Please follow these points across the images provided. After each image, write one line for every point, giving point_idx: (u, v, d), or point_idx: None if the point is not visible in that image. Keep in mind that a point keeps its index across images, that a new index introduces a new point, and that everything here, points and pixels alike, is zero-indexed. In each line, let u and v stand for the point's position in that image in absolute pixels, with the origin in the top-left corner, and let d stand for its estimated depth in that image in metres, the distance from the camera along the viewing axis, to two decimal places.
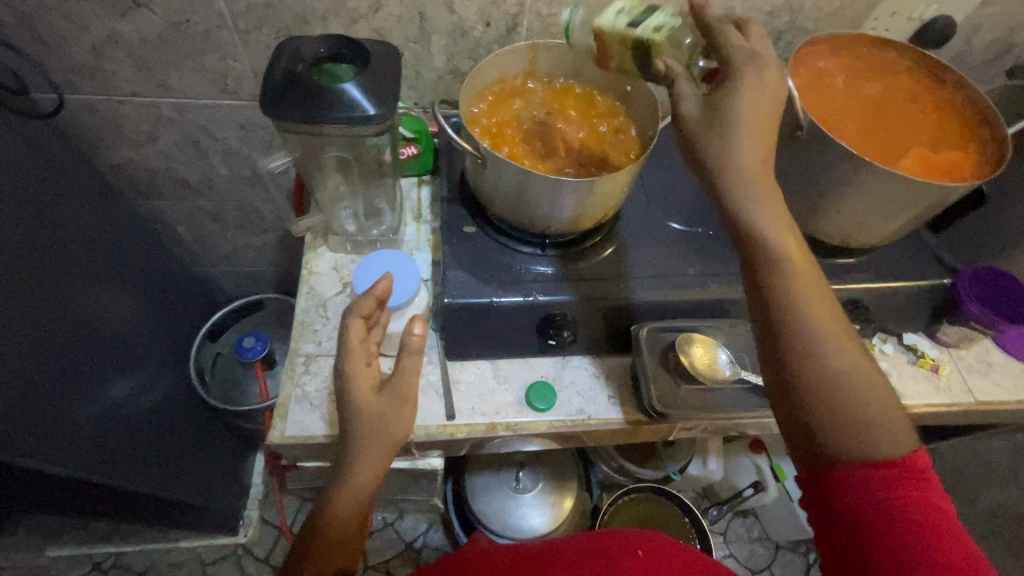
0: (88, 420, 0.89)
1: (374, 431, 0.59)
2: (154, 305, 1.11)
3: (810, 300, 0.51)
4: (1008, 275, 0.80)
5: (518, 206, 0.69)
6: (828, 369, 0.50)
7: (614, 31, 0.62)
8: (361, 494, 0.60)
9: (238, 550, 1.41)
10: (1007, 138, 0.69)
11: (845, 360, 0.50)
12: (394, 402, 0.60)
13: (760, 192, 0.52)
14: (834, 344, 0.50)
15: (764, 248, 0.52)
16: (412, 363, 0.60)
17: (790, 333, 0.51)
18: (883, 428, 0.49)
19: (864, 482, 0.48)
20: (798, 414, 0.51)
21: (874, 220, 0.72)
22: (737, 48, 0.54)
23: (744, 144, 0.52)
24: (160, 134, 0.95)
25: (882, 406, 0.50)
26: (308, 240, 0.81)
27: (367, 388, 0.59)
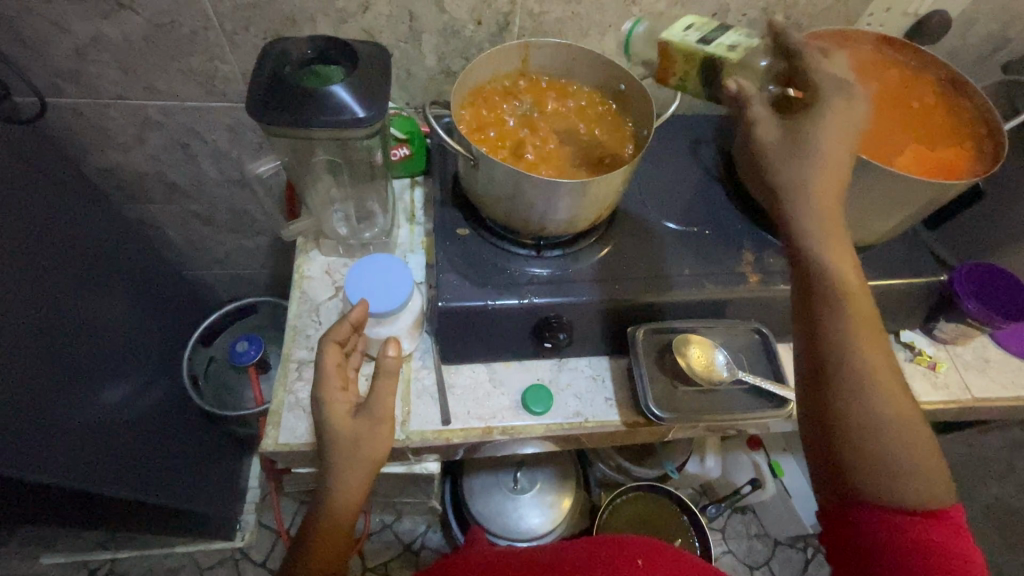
0: (79, 429, 0.88)
1: (353, 450, 0.59)
2: (145, 310, 1.10)
3: (865, 339, 0.52)
4: (1003, 270, 0.80)
5: (512, 208, 0.69)
6: (874, 408, 0.51)
7: (683, 46, 0.63)
8: (346, 511, 0.60)
9: (234, 555, 1.40)
10: (1003, 134, 0.68)
11: (892, 403, 0.52)
12: (370, 423, 0.60)
13: (827, 224, 0.54)
14: (883, 386, 0.52)
15: (826, 280, 0.53)
16: (387, 385, 0.61)
17: (845, 365, 0.52)
18: (913, 474, 0.51)
19: (888, 523, 0.50)
20: (836, 445, 0.52)
21: (870, 218, 0.71)
22: (828, 77, 0.55)
23: (811, 176, 0.53)
24: (148, 137, 0.93)
25: (916, 453, 0.51)
26: (299, 244, 0.80)
27: (344, 411, 0.60)
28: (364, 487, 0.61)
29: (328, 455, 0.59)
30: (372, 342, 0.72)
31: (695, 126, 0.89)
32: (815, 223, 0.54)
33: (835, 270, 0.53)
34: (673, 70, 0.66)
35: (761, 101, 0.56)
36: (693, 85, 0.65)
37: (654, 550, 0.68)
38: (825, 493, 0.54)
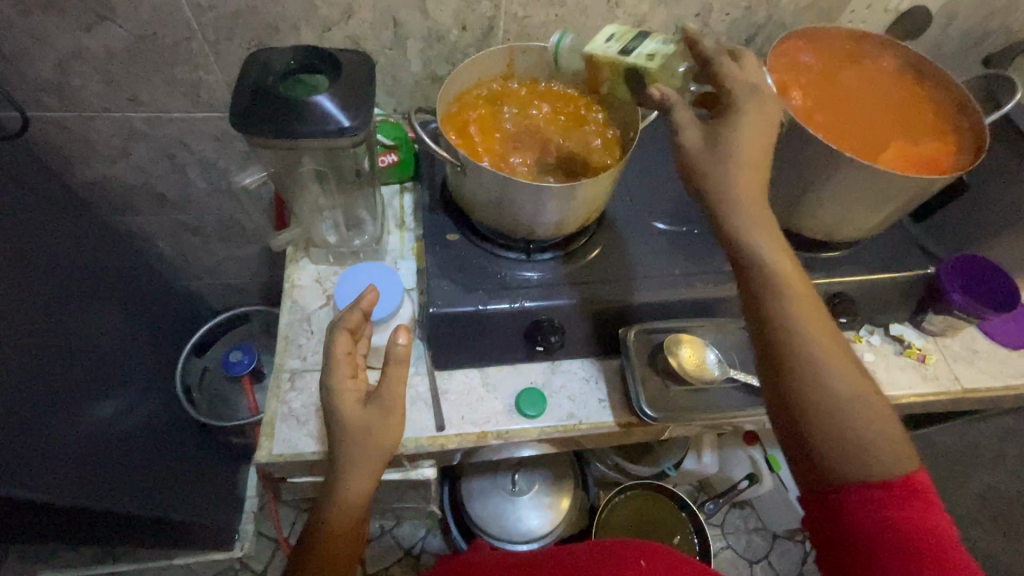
0: (71, 444, 0.87)
1: (362, 438, 0.58)
2: (136, 322, 1.09)
3: (807, 325, 0.53)
4: (987, 261, 0.81)
5: (501, 212, 0.69)
6: (827, 392, 0.51)
7: (607, 57, 0.64)
8: (355, 507, 0.59)
9: (234, 565, 1.41)
10: (985, 127, 0.68)
11: (845, 385, 0.52)
12: (380, 413, 0.59)
13: (755, 219, 0.54)
14: (834, 363, 0.52)
15: (761, 277, 0.54)
16: (397, 373, 0.60)
17: (784, 358, 0.53)
18: (885, 446, 0.50)
19: (864, 504, 0.49)
20: (799, 433, 0.52)
21: (856, 214, 0.72)
22: (733, 81, 0.56)
23: (737, 174, 0.54)
24: (134, 148, 0.93)
25: (882, 427, 0.51)
26: (289, 253, 0.80)
27: (354, 399, 0.59)
28: (374, 479, 0.60)
29: (339, 442, 0.58)
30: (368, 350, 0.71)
31: None
32: (748, 220, 0.54)
33: (769, 265, 0.54)
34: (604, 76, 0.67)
35: (684, 105, 0.56)
36: (625, 88, 0.67)
37: (655, 552, 0.68)
38: (806, 481, 0.53)
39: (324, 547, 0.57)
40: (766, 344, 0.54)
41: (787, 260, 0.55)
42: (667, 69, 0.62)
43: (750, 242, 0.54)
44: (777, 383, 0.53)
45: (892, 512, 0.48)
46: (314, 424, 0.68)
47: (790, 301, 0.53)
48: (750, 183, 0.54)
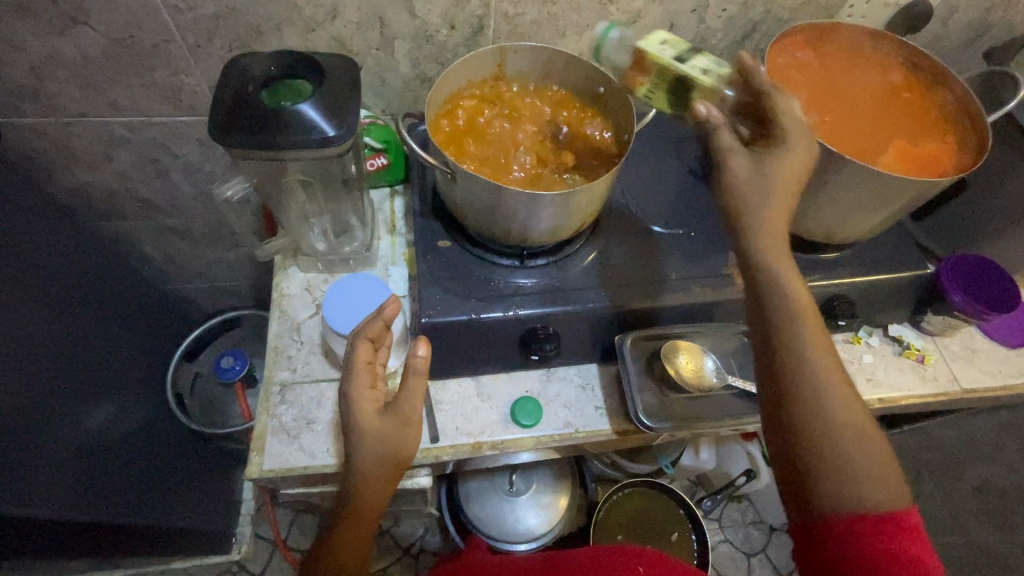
0: (64, 455, 0.86)
1: (379, 449, 0.57)
2: (124, 330, 1.07)
3: (823, 357, 0.52)
4: (987, 260, 0.79)
5: (495, 219, 0.67)
6: (833, 425, 0.51)
7: (657, 61, 0.61)
8: (368, 511, 0.60)
9: (233, 567, 1.42)
10: (987, 126, 0.66)
11: (851, 422, 0.51)
12: (396, 424, 0.57)
13: (778, 248, 0.54)
14: (839, 398, 0.52)
15: (780, 303, 0.53)
16: (415, 385, 0.57)
17: (795, 390, 0.52)
18: (876, 482, 0.50)
19: (845, 533, 0.49)
20: (795, 460, 0.52)
21: (858, 215, 0.70)
22: (789, 117, 0.54)
23: (766, 203, 0.53)
24: (116, 154, 0.90)
25: (878, 463, 0.51)
26: (277, 261, 0.78)
27: (371, 408, 0.57)
28: (388, 485, 0.59)
29: (353, 454, 0.57)
30: None
31: (678, 125, 0.88)
32: (776, 249, 0.53)
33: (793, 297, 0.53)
34: (642, 81, 0.64)
35: (729, 130, 0.54)
36: (661, 98, 0.63)
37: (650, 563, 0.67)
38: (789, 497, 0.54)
39: (340, 547, 0.60)
40: (776, 373, 0.53)
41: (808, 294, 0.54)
42: (716, 91, 0.59)
43: (774, 268, 0.53)
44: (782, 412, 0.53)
45: (870, 538, 0.49)
46: (305, 438, 0.67)
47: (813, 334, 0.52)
48: (779, 213, 0.53)
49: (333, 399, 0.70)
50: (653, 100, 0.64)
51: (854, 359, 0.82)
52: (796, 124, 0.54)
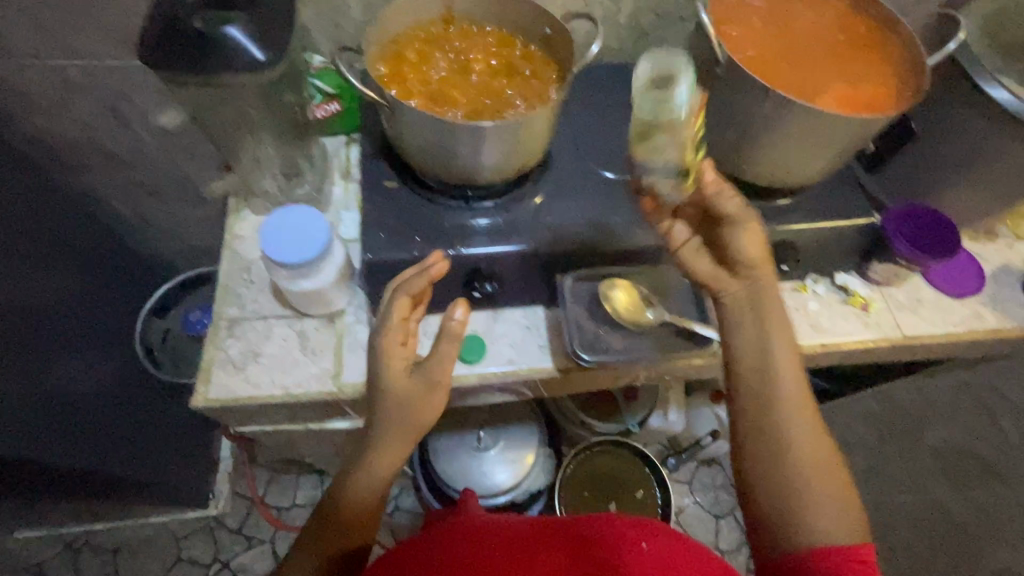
0: (28, 400, 0.89)
1: (400, 409, 0.60)
2: (90, 284, 1.09)
3: (790, 404, 0.55)
4: (931, 210, 0.82)
5: (438, 158, 0.68)
6: (794, 463, 0.54)
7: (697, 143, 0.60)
8: (378, 476, 0.61)
9: (210, 523, 1.47)
10: (927, 66, 0.66)
11: (821, 462, 0.54)
12: (424, 386, 0.60)
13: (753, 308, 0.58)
14: (803, 438, 0.54)
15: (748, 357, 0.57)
16: (448, 347, 0.60)
17: (768, 423, 0.55)
18: (833, 516, 0.52)
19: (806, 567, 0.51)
20: (763, 489, 0.54)
21: (801, 159, 0.71)
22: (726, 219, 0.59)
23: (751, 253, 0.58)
24: (74, 102, 0.91)
25: (840, 501, 0.53)
26: (231, 204, 0.80)
27: (399, 368, 0.60)
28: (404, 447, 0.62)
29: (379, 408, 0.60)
30: (325, 298, 0.70)
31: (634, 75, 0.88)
32: (767, 292, 0.58)
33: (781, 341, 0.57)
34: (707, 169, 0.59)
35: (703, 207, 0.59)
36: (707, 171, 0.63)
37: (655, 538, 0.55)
38: (753, 533, 0.55)
39: (344, 514, 0.61)
40: (749, 405, 0.56)
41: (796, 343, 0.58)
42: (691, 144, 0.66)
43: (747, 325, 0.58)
44: (750, 439, 0.56)
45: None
46: (251, 370, 0.69)
47: (796, 371, 0.56)
48: (765, 260, 0.59)
49: (279, 335, 0.71)
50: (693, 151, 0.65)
51: (800, 306, 0.84)
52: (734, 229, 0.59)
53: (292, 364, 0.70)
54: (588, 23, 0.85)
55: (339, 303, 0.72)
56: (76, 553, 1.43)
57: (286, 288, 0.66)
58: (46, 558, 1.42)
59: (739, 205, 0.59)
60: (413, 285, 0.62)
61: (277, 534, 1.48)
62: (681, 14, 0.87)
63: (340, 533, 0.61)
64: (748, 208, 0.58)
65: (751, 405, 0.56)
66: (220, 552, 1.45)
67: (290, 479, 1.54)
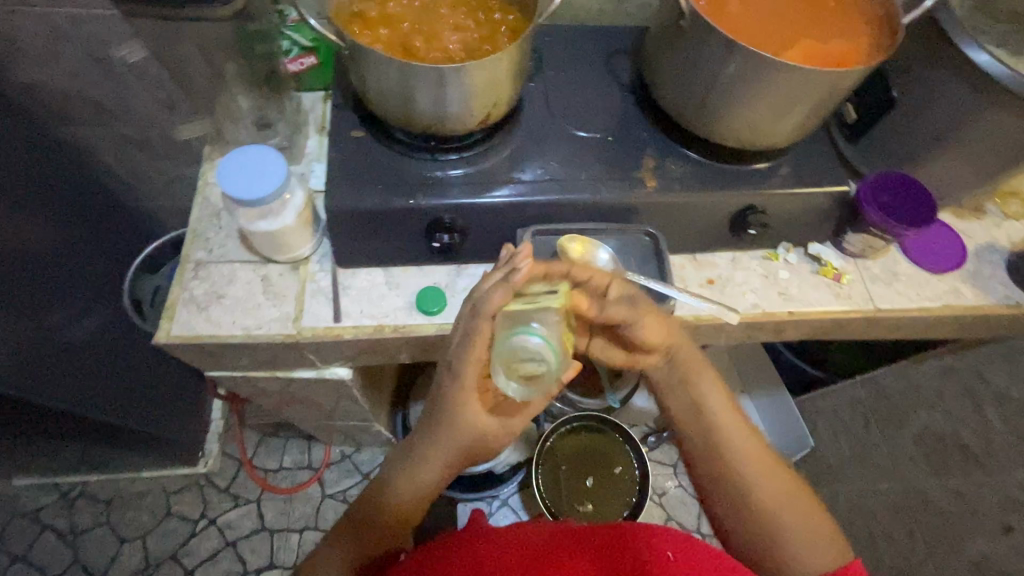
0: (16, 340, 0.93)
1: (472, 438, 0.67)
2: (80, 235, 1.12)
3: (746, 452, 0.66)
4: (906, 177, 0.80)
5: (400, 105, 0.68)
6: (762, 505, 0.65)
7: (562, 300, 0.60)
8: (424, 484, 0.69)
9: (200, 480, 1.51)
10: (900, 19, 0.64)
11: (779, 500, 0.65)
12: (499, 421, 0.68)
13: (690, 379, 0.69)
14: (764, 482, 0.65)
15: (696, 421, 0.68)
16: (529, 398, 0.67)
17: (722, 478, 0.66)
18: (806, 547, 0.63)
19: None
20: (736, 527, 0.66)
21: (769, 116, 0.69)
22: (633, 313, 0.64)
23: (658, 340, 0.66)
24: (62, 51, 0.93)
25: (811, 530, 0.64)
26: (205, 151, 0.81)
27: (481, 413, 0.66)
28: (450, 467, 0.69)
29: (450, 433, 0.66)
30: (294, 248, 0.72)
31: (611, 37, 0.88)
32: (683, 364, 0.69)
33: (708, 398, 0.68)
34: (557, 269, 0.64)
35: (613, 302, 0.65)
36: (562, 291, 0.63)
37: (666, 539, 0.61)
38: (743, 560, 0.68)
39: (389, 518, 0.69)
40: (709, 463, 0.68)
41: (725, 396, 0.69)
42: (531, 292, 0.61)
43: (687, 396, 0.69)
44: (718, 488, 0.67)
45: None
46: (214, 311, 0.71)
47: (732, 425, 0.67)
48: (675, 340, 0.68)
49: (244, 279, 0.73)
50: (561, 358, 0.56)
51: (770, 275, 0.83)
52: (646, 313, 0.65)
53: (255, 307, 0.72)
54: None
55: (303, 250, 0.73)
56: (71, 502, 1.48)
57: (247, 230, 0.67)
58: (42, 505, 1.47)
59: (628, 307, 0.63)
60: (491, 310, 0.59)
61: (263, 495, 1.51)
62: None
63: (383, 534, 0.69)
64: (635, 310, 0.63)
65: (706, 461, 0.68)
66: (208, 509, 1.49)
67: (278, 442, 1.57)
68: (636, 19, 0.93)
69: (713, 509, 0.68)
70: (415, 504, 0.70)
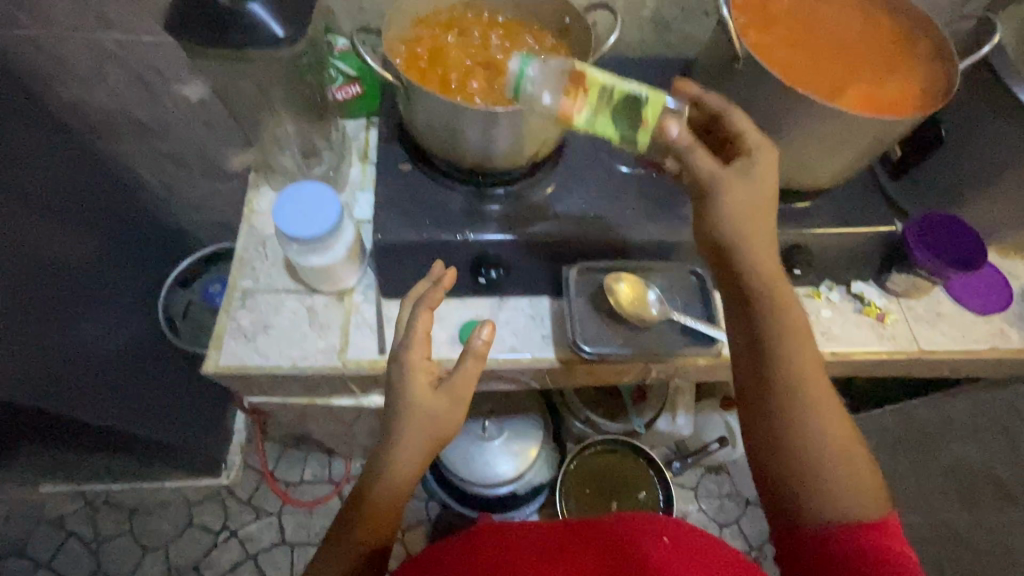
0: (56, 355, 0.94)
1: (428, 421, 0.60)
2: (115, 249, 1.13)
3: (807, 367, 0.57)
4: (958, 220, 0.79)
5: (450, 141, 0.69)
6: (813, 431, 0.55)
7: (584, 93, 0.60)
8: (399, 480, 0.60)
9: (222, 491, 1.52)
10: (957, 70, 0.65)
11: (830, 424, 0.56)
12: (449, 400, 0.60)
13: (768, 269, 0.59)
14: (820, 410, 0.56)
15: (762, 316, 0.58)
16: (474, 365, 0.61)
17: (781, 392, 0.56)
18: (849, 491, 0.54)
19: (821, 537, 0.54)
20: (775, 450, 0.56)
21: (819, 158, 0.69)
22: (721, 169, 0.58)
23: (746, 223, 0.58)
24: (109, 72, 0.95)
25: (854, 473, 0.55)
26: (251, 178, 0.82)
27: (427, 388, 0.60)
28: (425, 461, 0.61)
29: (401, 416, 0.59)
30: (310, 272, 0.69)
31: (654, 69, 0.88)
32: (758, 263, 0.58)
33: (787, 309, 0.58)
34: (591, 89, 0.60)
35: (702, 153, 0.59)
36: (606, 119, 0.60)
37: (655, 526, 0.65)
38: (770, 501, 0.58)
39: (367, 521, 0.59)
40: (763, 371, 0.58)
41: (796, 306, 0.59)
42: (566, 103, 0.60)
43: (759, 288, 0.58)
44: (769, 405, 0.57)
45: (849, 548, 0.52)
46: (261, 341, 0.71)
47: (801, 339, 0.58)
48: (755, 235, 0.58)
49: (290, 308, 0.74)
50: (600, 127, 0.61)
51: (812, 313, 0.82)
52: (738, 171, 0.59)
53: (301, 337, 0.72)
54: (609, 15, 0.85)
55: (348, 280, 0.73)
56: (95, 509, 1.49)
57: (298, 264, 0.69)
58: (66, 513, 1.48)
59: (718, 166, 0.59)
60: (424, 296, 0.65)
61: (284, 508, 1.52)
62: (706, 7, 0.86)
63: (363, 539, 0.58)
64: (725, 168, 0.58)
65: (764, 371, 0.58)
66: (229, 520, 1.50)
67: (299, 454, 1.58)
68: (678, 50, 0.92)
69: (751, 423, 0.58)
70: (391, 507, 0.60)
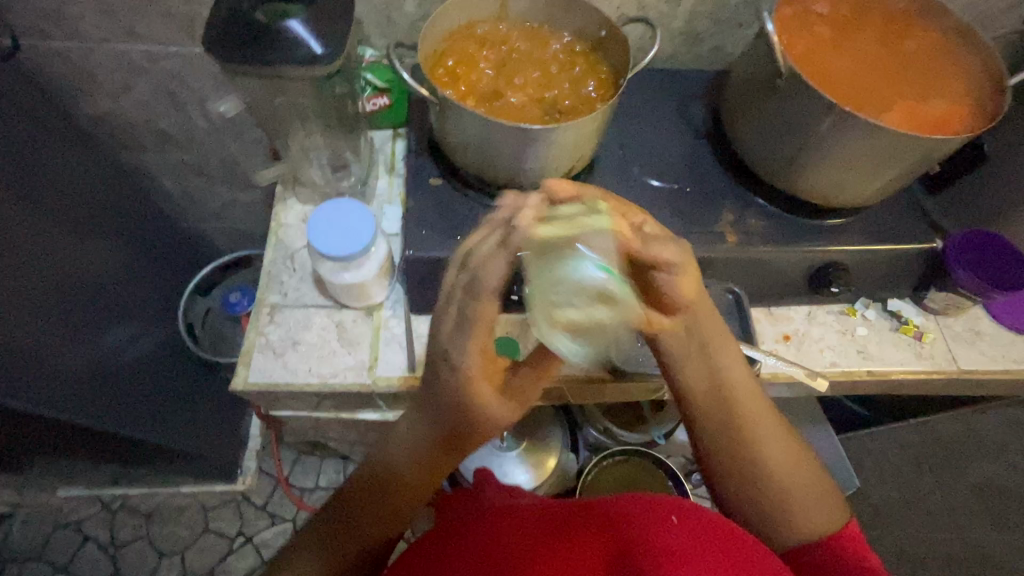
0: (80, 367, 0.93)
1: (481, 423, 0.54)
2: (137, 258, 1.13)
3: (755, 416, 0.59)
4: (1002, 239, 0.77)
5: (483, 158, 0.68)
6: (770, 469, 0.57)
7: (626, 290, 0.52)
8: (424, 465, 0.57)
9: (237, 497, 1.52)
10: (1007, 89, 0.63)
11: (783, 460, 0.58)
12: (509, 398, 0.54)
13: (712, 334, 0.60)
14: (776, 448, 0.58)
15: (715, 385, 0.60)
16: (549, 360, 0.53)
17: (737, 444, 0.58)
18: (812, 507, 0.56)
19: (806, 554, 0.55)
20: (742, 500, 0.58)
21: (862, 177, 0.67)
22: (668, 249, 0.55)
23: (689, 295, 0.57)
24: (135, 84, 0.95)
25: (814, 489, 0.58)
26: (277, 191, 0.81)
27: (485, 389, 0.52)
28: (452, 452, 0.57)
29: (445, 414, 0.54)
30: (340, 288, 0.68)
31: (685, 82, 0.86)
32: (702, 331, 0.60)
33: (729, 369, 0.60)
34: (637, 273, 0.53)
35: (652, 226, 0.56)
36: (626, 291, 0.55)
37: (658, 508, 0.50)
38: None
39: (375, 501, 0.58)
40: (719, 434, 0.59)
41: (737, 355, 0.61)
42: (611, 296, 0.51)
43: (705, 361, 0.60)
44: (729, 461, 0.59)
45: (823, 560, 0.54)
46: (289, 358, 0.70)
47: (749, 393, 0.60)
48: (698, 302, 0.59)
49: (319, 323, 0.73)
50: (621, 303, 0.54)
51: (847, 331, 0.80)
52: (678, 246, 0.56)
53: (330, 353, 0.71)
54: (642, 27, 0.84)
55: (376, 295, 0.72)
56: (112, 514, 1.49)
57: (329, 279, 0.67)
58: (84, 517, 1.49)
59: (676, 248, 0.56)
60: (484, 269, 0.49)
61: (299, 514, 1.51)
62: (740, 20, 0.84)
63: (372, 522, 0.58)
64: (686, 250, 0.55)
65: (722, 436, 0.59)
66: (244, 526, 1.50)
67: (314, 460, 1.57)
68: (709, 63, 0.91)
69: (714, 476, 0.60)
70: (411, 486, 0.58)
